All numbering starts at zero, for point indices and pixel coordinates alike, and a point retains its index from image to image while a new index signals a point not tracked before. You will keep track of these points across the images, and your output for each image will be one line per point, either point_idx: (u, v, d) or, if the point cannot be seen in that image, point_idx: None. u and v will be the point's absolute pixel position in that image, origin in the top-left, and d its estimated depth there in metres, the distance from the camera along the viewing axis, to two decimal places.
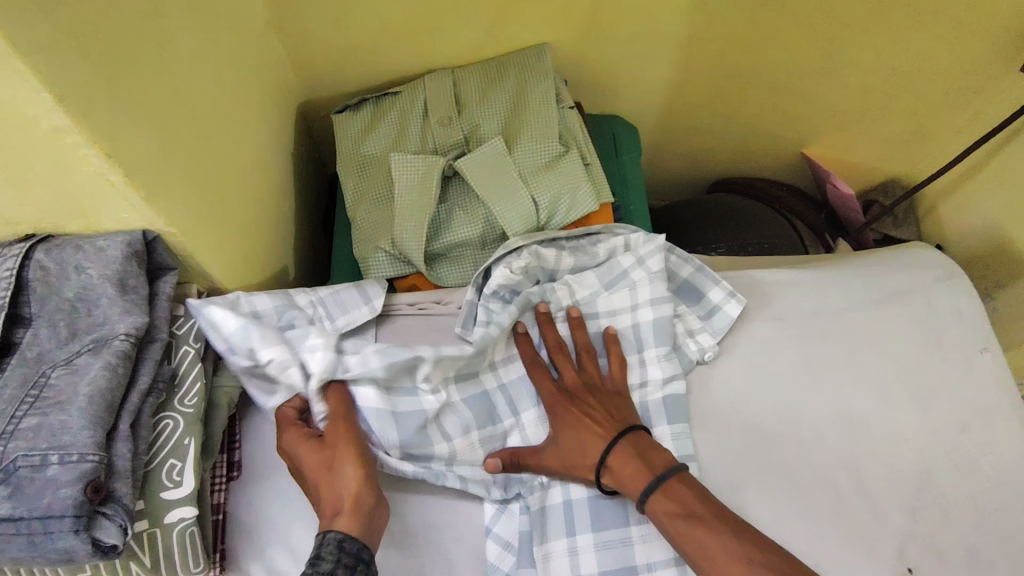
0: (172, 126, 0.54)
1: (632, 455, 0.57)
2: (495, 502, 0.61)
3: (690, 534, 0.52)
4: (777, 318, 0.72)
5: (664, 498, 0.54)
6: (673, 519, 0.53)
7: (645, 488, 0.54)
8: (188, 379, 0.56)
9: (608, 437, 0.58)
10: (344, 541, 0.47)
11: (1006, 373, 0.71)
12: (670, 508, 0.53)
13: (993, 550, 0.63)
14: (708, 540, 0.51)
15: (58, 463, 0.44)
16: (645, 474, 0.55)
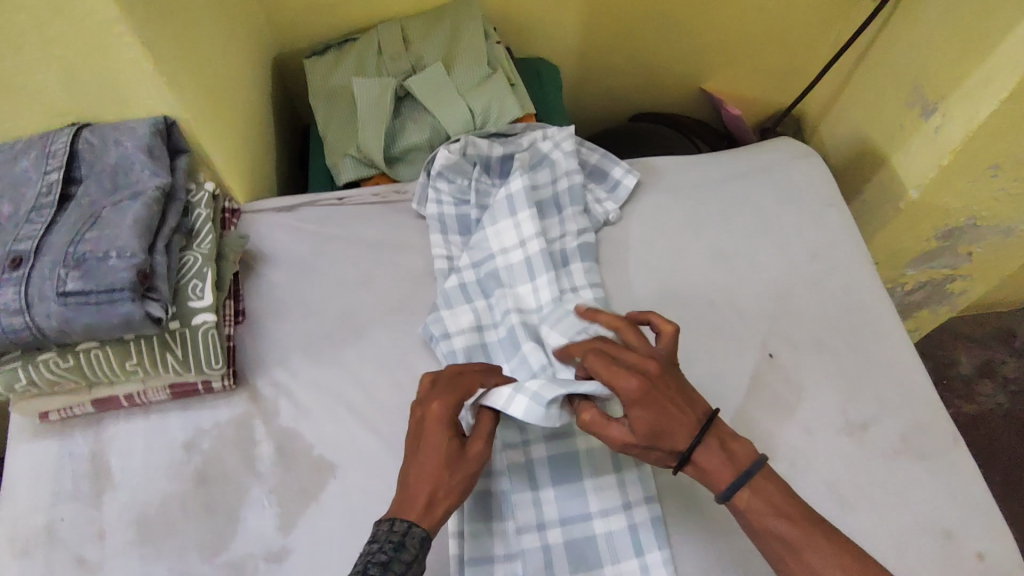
0: (184, 36, 0.72)
1: (715, 445, 0.63)
2: (442, 330, 0.77)
3: (766, 516, 0.61)
4: (666, 188, 0.91)
5: (747, 496, 0.62)
6: (755, 511, 0.61)
7: (734, 484, 0.61)
8: (202, 232, 0.74)
9: (692, 433, 0.62)
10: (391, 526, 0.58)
11: (849, 219, 0.90)
12: (752, 500, 0.61)
13: (837, 341, 0.80)
14: (786, 528, 0.60)
15: (116, 257, 0.61)
16: (731, 470, 0.62)
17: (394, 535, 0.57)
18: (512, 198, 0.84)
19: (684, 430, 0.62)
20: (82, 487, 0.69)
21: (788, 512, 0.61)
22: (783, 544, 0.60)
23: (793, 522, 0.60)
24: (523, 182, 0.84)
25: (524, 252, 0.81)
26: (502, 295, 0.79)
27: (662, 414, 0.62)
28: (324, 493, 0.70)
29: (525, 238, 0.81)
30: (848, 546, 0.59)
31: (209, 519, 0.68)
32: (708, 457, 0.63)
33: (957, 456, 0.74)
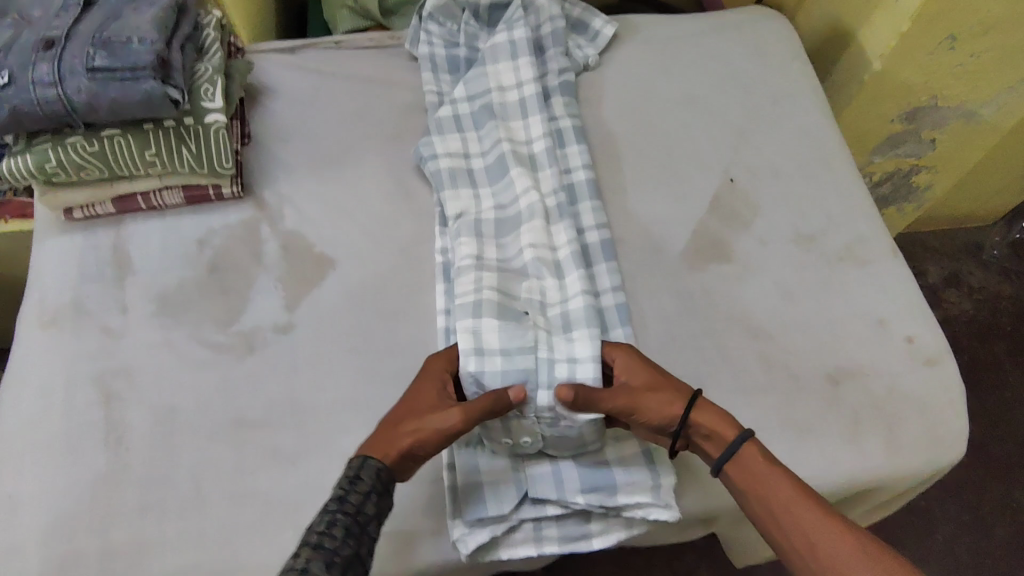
0: None
1: (718, 417, 0.63)
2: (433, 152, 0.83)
3: (767, 482, 0.61)
4: (642, 41, 0.98)
5: (747, 452, 0.62)
6: (748, 472, 0.62)
7: (738, 442, 0.62)
8: (212, 50, 0.80)
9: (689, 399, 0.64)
10: (380, 469, 0.59)
11: (810, 71, 0.97)
12: (755, 456, 0.62)
13: (792, 170, 0.88)
14: (791, 495, 0.60)
15: (138, 43, 0.67)
16: (736, 433, 0.63)
17: (363, 486, 0.57)
18: (514, 43, 0.89)
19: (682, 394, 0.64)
20: (105, 272, 0.76)
21: (805, 490, 0.60)
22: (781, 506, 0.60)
23: (811, 497, 0.60)
24: (526, 34, 0.89)
25: (519, 93, 0.87)
26: (494, 127, 0.84)
27: (654, 385, 0.65)
28: (325, 282, 0.77)
29: (524, 82, 0.87)
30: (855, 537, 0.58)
31: (222, 299, 0.75)
32: (710, 426, 0.63)
33: (894, 264, 0.82)
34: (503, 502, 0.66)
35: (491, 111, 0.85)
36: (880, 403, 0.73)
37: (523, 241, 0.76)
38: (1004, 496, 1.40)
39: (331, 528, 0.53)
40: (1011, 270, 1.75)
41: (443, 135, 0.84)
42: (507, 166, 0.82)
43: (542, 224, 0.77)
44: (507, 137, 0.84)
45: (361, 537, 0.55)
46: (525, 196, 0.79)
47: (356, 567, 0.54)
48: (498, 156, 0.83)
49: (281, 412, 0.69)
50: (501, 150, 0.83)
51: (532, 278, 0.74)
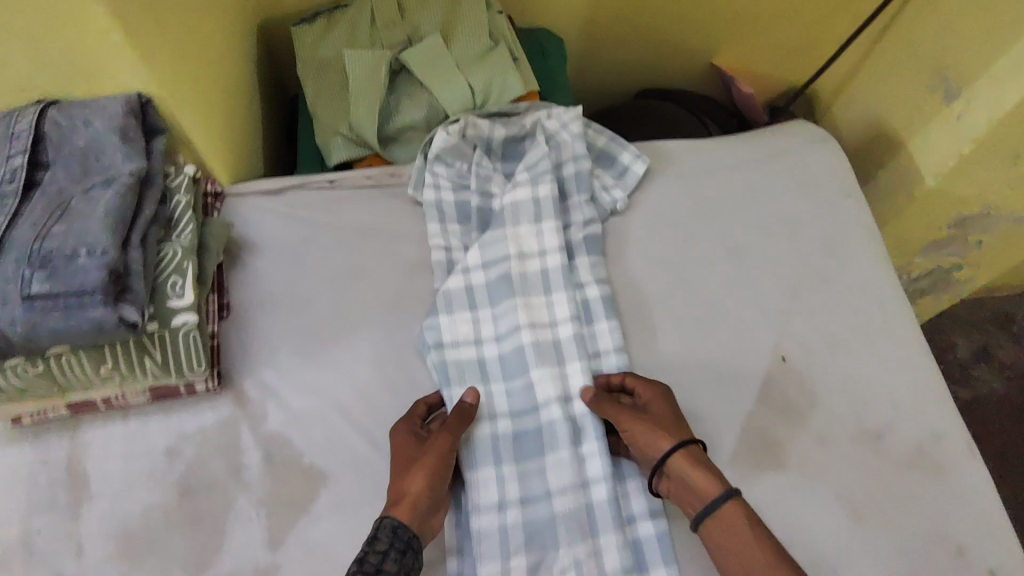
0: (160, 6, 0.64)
1: (711, 475, 0.63)
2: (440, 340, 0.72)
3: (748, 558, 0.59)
4: (677, 176, 0.86)
5: (725, 513, 0.61)
6: (726, 528, 0.60)
7: (735, 514, 0.61)
8: (182, 221, 0.68)
9: (695, 458, 0.64)
10: (398, 528, 0.58)
11: (866, 211, 0.86)
12: (737, 522, 0.60)
13: (853, 342, 0.77)
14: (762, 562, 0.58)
15: (86, 255, 0.55)
16: (735, 506, 0.61)
17: (381, 543, 0.57)
18: (537, 202, 0.78)
19: (674, 437, 0.65)
20: (59, 497, 0.65)
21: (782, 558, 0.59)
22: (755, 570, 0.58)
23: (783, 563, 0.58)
24: (552, 190, 0.79)
25: (541, 262, 0.76)
26: (514, 308, 0.73)
27: (658, 424, 0.66)
28: (315, 505, 0.66)
29: (549, 250, 0.76)
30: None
31: (195, 531, 0.64)
32: (699, 480, 0.63)
33: (972, 468, 0.71)
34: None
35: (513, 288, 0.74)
36: None
37: (552, 481, 0.67)
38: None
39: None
40: None
41: (450, 317, 0.74)
42: (528, 363, 0.72)
43: (571, 454, 0.67)
44: (530, 321, 0.73)
45: None
46: (548, 410, 0.69)
47: None
48: (517, 348, 0.73)
49: None
50: (521, 341, 0.72)
51: (564, 540, 0.64)
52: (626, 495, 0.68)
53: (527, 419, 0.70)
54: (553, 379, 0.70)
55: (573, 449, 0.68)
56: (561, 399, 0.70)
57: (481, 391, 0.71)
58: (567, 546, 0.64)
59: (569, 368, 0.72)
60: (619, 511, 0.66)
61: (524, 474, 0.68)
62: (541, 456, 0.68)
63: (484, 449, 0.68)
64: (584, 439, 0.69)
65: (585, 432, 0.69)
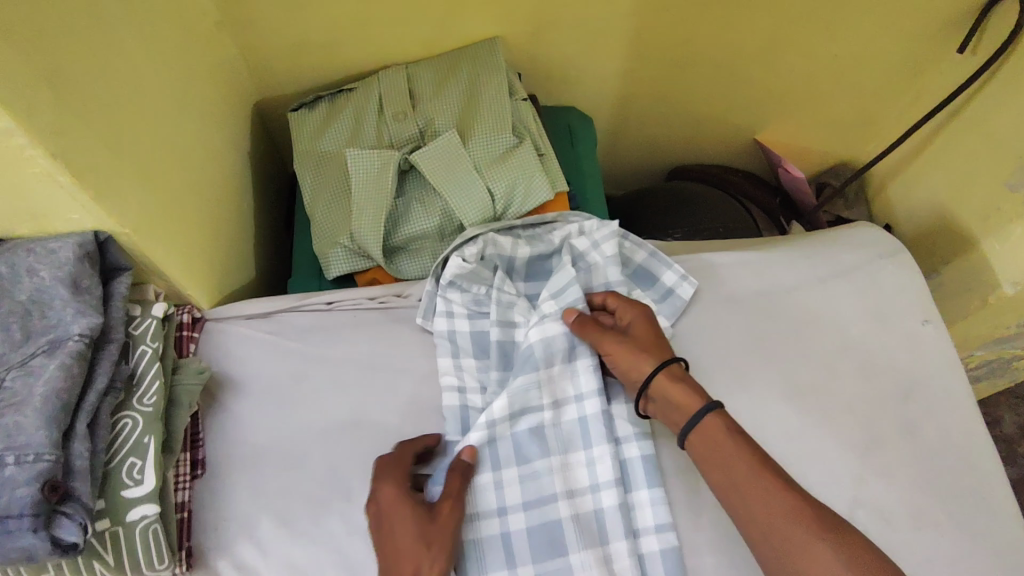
0: (121, 131, 0.54)
1: (684, 380, 0.63)
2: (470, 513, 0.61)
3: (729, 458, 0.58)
4: (727, 298, 0.74)
5: (708, 425, 0.60)
6: (712, 442, 0.59)
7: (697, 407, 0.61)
8: (146, 377, 0.57)
9: (665, 359, 0.64)
10: None
11: (948, 342, 0.74)
12: (720, 428, 0.60)
13: (938, 513, 0.65)
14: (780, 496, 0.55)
15: (14, 463, 0.45)
16: (694, 400, 0.61)
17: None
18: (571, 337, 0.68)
19: (653, 356, 0.64)
20: None
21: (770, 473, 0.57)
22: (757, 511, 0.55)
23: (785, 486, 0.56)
24: None
25: (579, 409, 0.66)
26: (548, 471, 0.63)
27: (642, 342, 0.65)
28: None
29: (588, 395, 0.66)
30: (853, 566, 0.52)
31: None
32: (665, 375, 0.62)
33: None
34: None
35: (545, 445, 0.64)
36: None
37: None
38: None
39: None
40: None
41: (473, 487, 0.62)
42: (563, 542, 0.61)
43: None
44: (563, 488, 0.63)
45: None
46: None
47: None
48: (552, 522, 0.62)
49: None
50: (557, 516, 0.62)
51: None
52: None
53: None
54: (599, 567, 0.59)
55: None
56: None
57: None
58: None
59: (613, 547, 0.61)
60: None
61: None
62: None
63: None
64: None
65: None
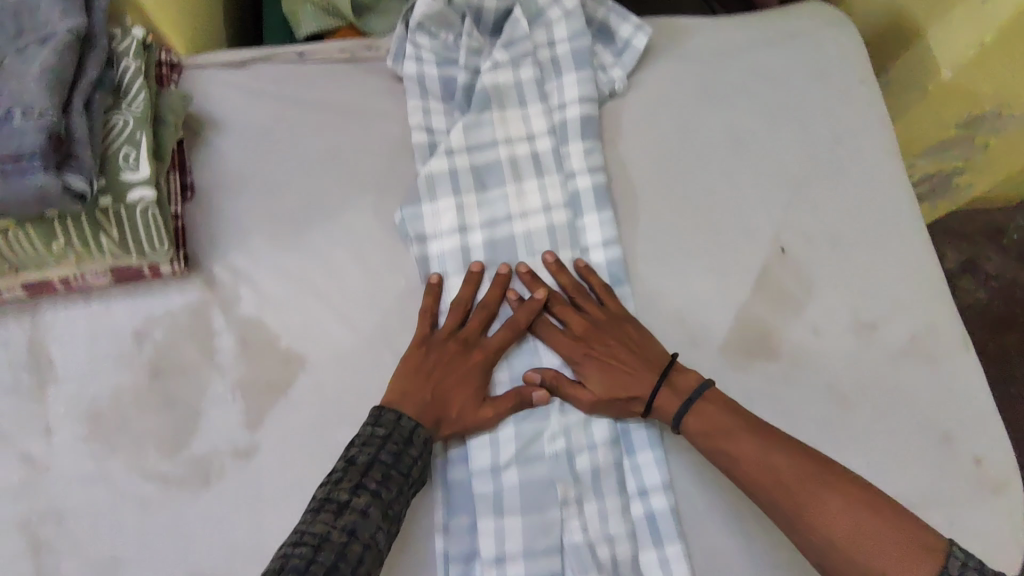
0: None
1: (666, 386, 0.61)
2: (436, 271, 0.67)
3: (734, 437, 0.58)
4: (678, 57, 0.80)
5: (693, 423, 0.60)
6: (716, 428, 0.58)
7: (677, 412, 0.60)
8: (133, 87, 0.62)
9: (654, 377, 0.62)
10: (401, 418, 0.58)
11: (879, 97, 0.80)
12: (698, 427, 0.59)
13: (855, 234, 0.74)
14: (791, 466, 0.55)
15: (22, 116, 0.50)
16: (676, 399, 0.61)
17: (415, 451, 0.57)
18: (521, 87, 0.73)
19: (637, 373, 0.62)
20: (23, 381, 0.62)
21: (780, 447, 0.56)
22: (775, 490, 0.55)
23: (790, 459, 0.55)
24: (534, 76, 0.74)
25: (530, 147, 0.72)
26: (503, 196, 0.70)
27: (597, 357, 0.63)
28: (295, 387, 0.64)
29: (538, 137, 0.72)
30: (876, 520, 0.51)
31: (169, 415, 0.62)
32: (627, 393, 0.62)
33: (965, 358, 0.70)
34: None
35: (500, 175, 0.70)
36: None
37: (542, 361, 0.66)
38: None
39: (388, 481, 0.54)
40: None
41: (448, 222, 0.68)
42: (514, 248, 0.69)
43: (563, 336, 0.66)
44: (518, 213, 0.70)
45: (400, 489, 0.55)
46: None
47: (387, 521, 0.53)
48: (506, 237, 0.69)
49: (246, 560, 0.59)
50: (512, 231, 0.69)
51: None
52: (638, 462, 0.63)
53: (514, 304, 0.67)
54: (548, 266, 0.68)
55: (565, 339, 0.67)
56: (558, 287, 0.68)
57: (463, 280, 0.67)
58: (555, 416, 0.63)
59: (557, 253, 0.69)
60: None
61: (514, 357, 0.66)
62: (531, 340, 0.67)
63: None
64: None
65: None
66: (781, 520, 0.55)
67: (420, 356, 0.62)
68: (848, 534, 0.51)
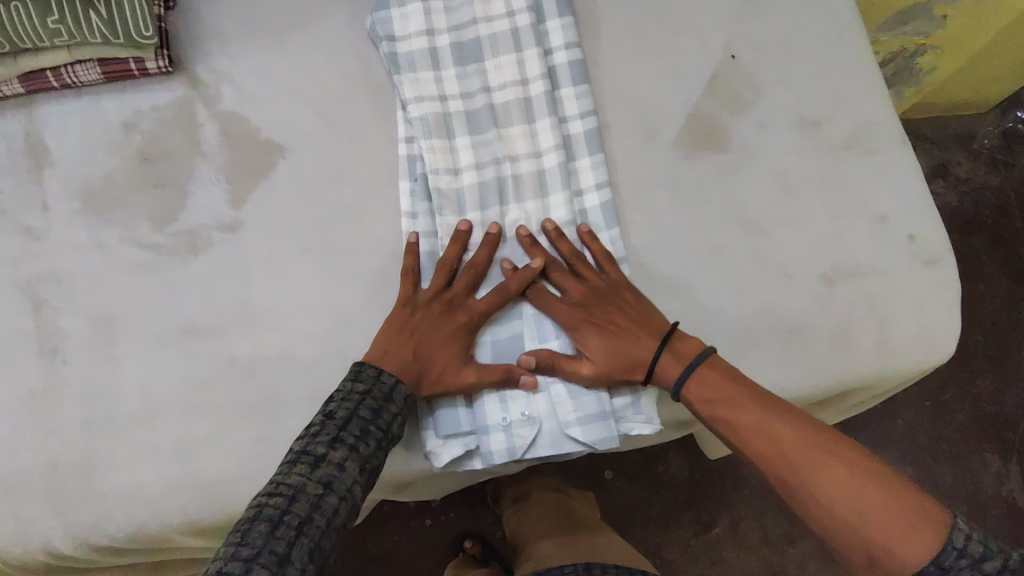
0: None
1: (667, 351, 0.62)
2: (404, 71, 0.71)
3: (736, 409, 0.60)
4: None
5: (694, 390, 0.61)
6: (722, 403, 0.61)
7: (678, 379, 0.61)
8: None
9: (655, 345, 0.62)
10: (381, 373, 0.59)
11: None
12: (701, 396, 0.61)
13: (801, 44, 0.78)
14: (792, 435, 0.59)
15: None
16: (679, 364, 0.62)
17: (397, 406, 0.58)
18: None
19: (638, 344, 0.62)
20: (19, 163, 0.66)
21: (778, 417, 0.59)
22: (776, 456, 0.59)
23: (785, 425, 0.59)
24: None
25: None
26: (470, 2, 0.73)
27: (597, 325, 0.63)
28: (274, 172, 0.68)
29: None
30: (864, 484, 0.57)
31: (156, 192, 0.66)
32: (628, 360, 0.62)
33: (902, 153, 0.75)
34: (477, 419, 0.63)
35: None
36: (876, 303, 0.69)
37: (506, 148, 0.70)
38: (959, 424, 1.35)
39: (367, 435, 0.56)
40: (1000, 161, 1.55)
41: (416, 26, 0.72)
42: (479, 50, 0.73)
43: (525, 127, 0.70)
44: (483, 18, 0.73)
45: (379, 446, 0.57)
46: (502, 92, 0.72)
47: (367, 474, 0.56)
48: (471, 40, 0.73)
49: (231, 317, 0.63)
50: (477, 33, 0.73)
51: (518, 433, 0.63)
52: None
53: (480, 98, 0.71)
54: (512, 64, 0.72)
55: (528, 130, 0.71)
56: (521, 84, 0.72)
57: (430, 75, 0.71)
58: (517, 204, 0.69)
59: (521, 52, 0.73)
60: (569, 180, 0.70)
61: (479, 144, 0.70)
62: (495, 129, 0.70)
63: (439, 128, 0.69)
64: (539, 114, 0.71)
65: (540, 114, 0.71)
66: (778, 483, 0.60)
67: (404, 322, 0.62)
68: (842, 500, 0.56)
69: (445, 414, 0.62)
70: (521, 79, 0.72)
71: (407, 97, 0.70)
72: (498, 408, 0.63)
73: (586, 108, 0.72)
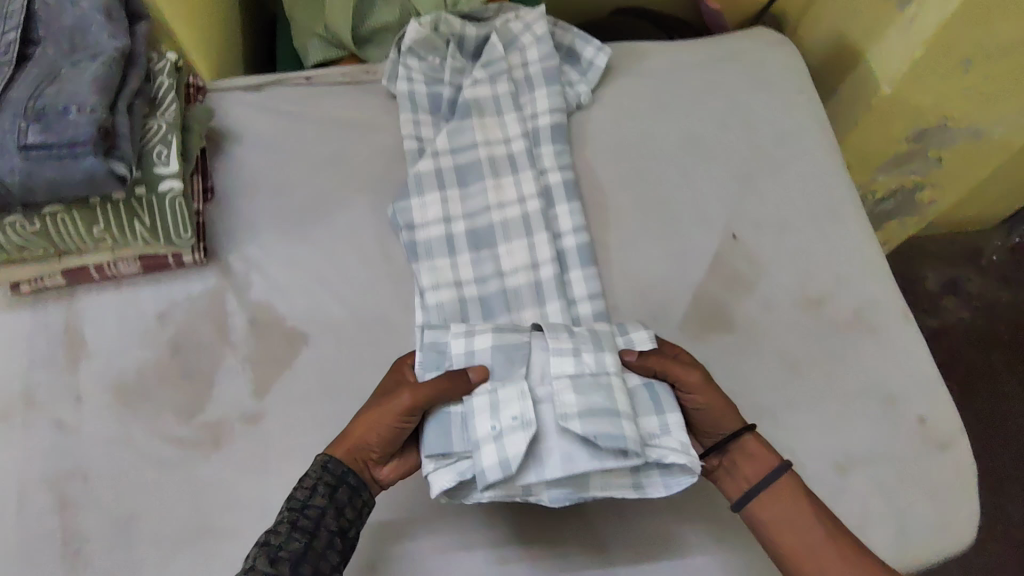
0: None
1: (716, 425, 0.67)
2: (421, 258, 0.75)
3: (803, 529, 0.60)
4: (640, 73, 0.91)
5: (785, 480, 0.63)
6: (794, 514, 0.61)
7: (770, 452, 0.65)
8: (165, 101, 0.72)
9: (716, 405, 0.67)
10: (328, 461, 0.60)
11: (819, 106, 0.90)
12: (788, 490, 0.62)
13: (800, 223, 0.82)
14: (837, 565, 0.59)
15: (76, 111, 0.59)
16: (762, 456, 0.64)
17: (310, 479, 0.59)
18: (498, 99, 0.84)
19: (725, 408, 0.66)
20: (57, 355, 0.70)
21: (845, 541, 0.60)
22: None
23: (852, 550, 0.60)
24: (509, 89, 0.85)
25: (507, 149, 0.82)
26: (484, 189, 0.79)
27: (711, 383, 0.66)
28: (297, 361, 0.71)
29: (514, 140, 0.82)
30: None
31: (186, 385, 0.69)
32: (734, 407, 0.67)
33: (905, 329, 0.77)
34: (467, 439, 0.60)
35: (480, 173, 0.80)
36: (889, 490, 0.69)
37: None
38: (1000, 555, 1.27)
39: (278, 526, 0.56)
40: (1011, 278, 1.56)
41: (433, 214, 0.77)
42: (492, 235, 0.78)
43: (536, 310, 0.75)
44: (496, 206, 0.79)
45: (313, 533, 0.56)
46: (514, 276, 0.76)
47: (308, 561, 0.55)
48: (484, 226, 0.78)
49: (249, 515, 0.64)
50: (490, 220, 0.78)
51: (513, 427, 0.60)
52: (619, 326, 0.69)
53: (493, 284, 0.76)
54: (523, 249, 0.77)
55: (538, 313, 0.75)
56: (532, 268, 0.77)
57: (446, 263, 0.75)
58: None
59: (532, 237, 0.78)
60: None
61: None
62: (508, 314, 0.74)
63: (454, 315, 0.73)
64: (549, 298, 0.75)
65: (550, 299, 0.75)
66: None
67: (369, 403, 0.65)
68: None
69: (437, 433, 0.61)
70: (532, 264, 0.77)
71: (424, 284, 0.74)
72: (486, 419, 0.60)
73: (594, 291, 0.75)
